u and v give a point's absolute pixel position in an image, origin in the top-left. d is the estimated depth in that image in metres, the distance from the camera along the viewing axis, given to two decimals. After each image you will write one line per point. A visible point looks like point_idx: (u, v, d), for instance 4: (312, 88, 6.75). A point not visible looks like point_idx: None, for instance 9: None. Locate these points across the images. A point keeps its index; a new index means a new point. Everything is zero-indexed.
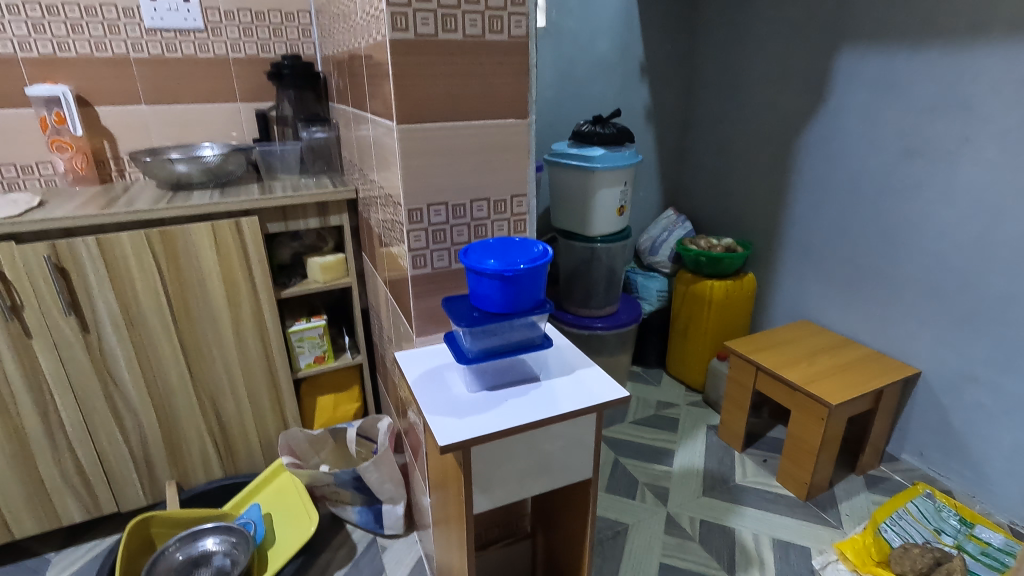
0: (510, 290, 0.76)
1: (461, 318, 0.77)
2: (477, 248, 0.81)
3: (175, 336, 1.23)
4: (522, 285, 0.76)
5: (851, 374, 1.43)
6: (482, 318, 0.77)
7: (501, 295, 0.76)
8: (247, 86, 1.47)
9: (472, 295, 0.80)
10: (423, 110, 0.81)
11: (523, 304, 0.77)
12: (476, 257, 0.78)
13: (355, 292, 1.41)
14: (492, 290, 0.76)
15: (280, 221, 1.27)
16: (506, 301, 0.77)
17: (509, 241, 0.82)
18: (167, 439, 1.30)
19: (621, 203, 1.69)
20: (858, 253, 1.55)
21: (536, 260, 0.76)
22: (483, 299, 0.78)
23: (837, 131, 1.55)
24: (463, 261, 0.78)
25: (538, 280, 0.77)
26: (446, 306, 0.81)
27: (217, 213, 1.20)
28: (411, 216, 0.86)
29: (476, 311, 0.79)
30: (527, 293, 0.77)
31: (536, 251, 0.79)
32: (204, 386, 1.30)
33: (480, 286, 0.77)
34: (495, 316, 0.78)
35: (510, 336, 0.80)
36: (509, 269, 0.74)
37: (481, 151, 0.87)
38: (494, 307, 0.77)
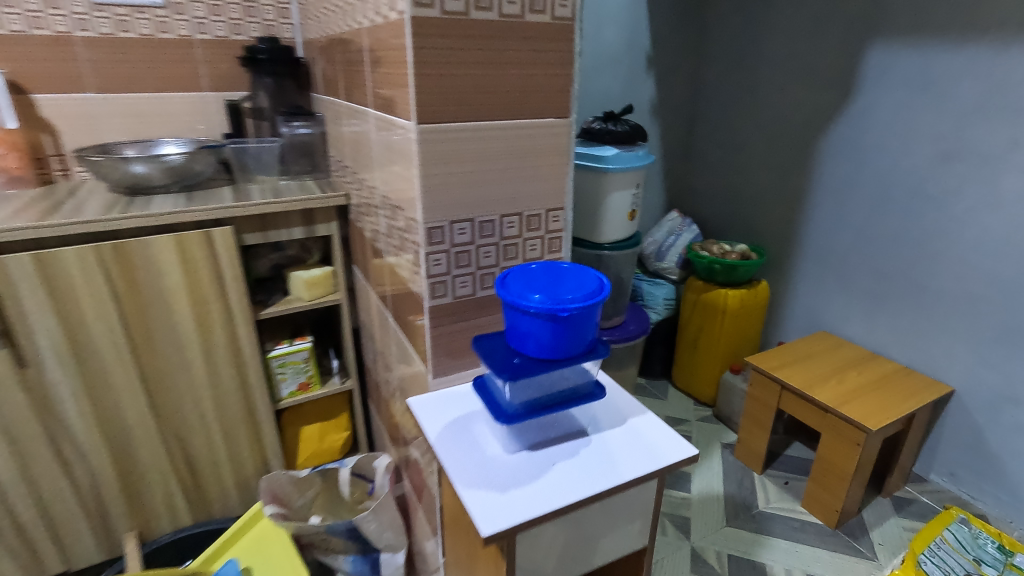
0: (561, 333, 0.61)
1: (500, 367, 0.62)
2: (516, 278, 0.66)
3: (133, 366, 1.05)
4: (577, 326, 0.61)
5: (884, 392, 1.33)
6: (526, 367, 0.62)
7: (549, 338, 0.61)
8: (216, 74, 1.28)
9: (509, 335, 0.65)
10: (447, 106, 0.66)
11: (576, 348, 0.63)
12: (517, 290, 0.63)
13: (345, 309, 1.24)
14: (539, 332, 0.61)
15: (259, 232, 1.09)
16: (556, 345, 0.62)
17: (555, 269, 0.68)
18: (125, 485, 1.11)
19: (633, 207, 1.55)
20: (885, 263, 1.45)
21: (593, 294, 0.62)
22: (527, 343, 0.63)
23: (865, 133, 1.45)
24: (500, 295, 0.62)
25: (594, 319, 0.63)
26: (478, 350, 0.65)
27: (184, 223, 1.02)
28: (430, 235, 0.70)
29: (516, 357, 0.64)
30: (582, 335, 0.63)
31: (592, 282, 0.64)
32: (169, 422, 1.11)
33: (523, 327, 0.62)
34: (541, 363, 0.63)
35: (559, 386, 0.66)
36: (564, 307, 0.59)
37: (515, 156, 0.72)
38: (540, 352, 0.63)
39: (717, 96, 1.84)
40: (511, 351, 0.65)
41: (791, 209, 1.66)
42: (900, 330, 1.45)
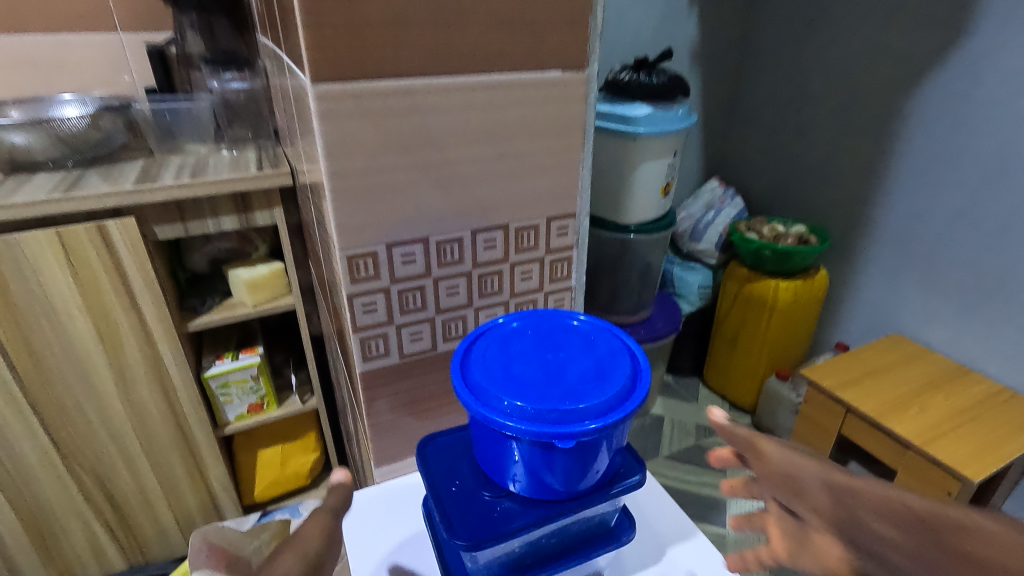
0: (559, 463, 0.39)
1: (455, 519, 0.40)
2: (492, 356, 0.43)
3: (19, 397, 0.82)
4: (584, 453, 0.39)
5: (983, 425, 1.04)
6: (498, 518, 0.41)
7: (536, 472, 0.40)
8: (130, 8, 0.99)
9: (479, 453, 0.44)
10: (359, 48, 0.37)
11: (584, 482, 0.41)
12: (492, 382, 0.41)
13: (300, 315, 0.99)
14: (522, 460, 0.40)
15: (175, 223, 0.83)
16: (548, 482, 0.40)
17: (557, 338, 0.45)
18: (33, 531, 0.91)
19: (668, 180, 1.23)
20: (986, 259, 1.13)
21: (615, 402, 0.39)
22: (504, 473, 0.42)
23: (975, 86, 1.10)
24: (458, 397, 0.40)
25: (616, 436, 0.40)
26: (425, 478, 0.44)
27: (66, 215, 0.76)
28: (353, 268, 0.45)
29: (486, 491, 0.43)
30: (592, 465, 0.40)
31: (615, 373, 0.41)
32: (79, 460, 0.89)
33: (496, 447, 0.41)
34: (525, 505, 0.42)
35: (557, 531, 0.43)
36: (560, 434, 0.37)
37: (490, 136, 0.44)
38: (526, 488, 0.41)
39: (773, 37, 1.48)
40: (481, 476, 0.44)
41: (861, 183, 1.33)
42: (1001, 343, 1.14)
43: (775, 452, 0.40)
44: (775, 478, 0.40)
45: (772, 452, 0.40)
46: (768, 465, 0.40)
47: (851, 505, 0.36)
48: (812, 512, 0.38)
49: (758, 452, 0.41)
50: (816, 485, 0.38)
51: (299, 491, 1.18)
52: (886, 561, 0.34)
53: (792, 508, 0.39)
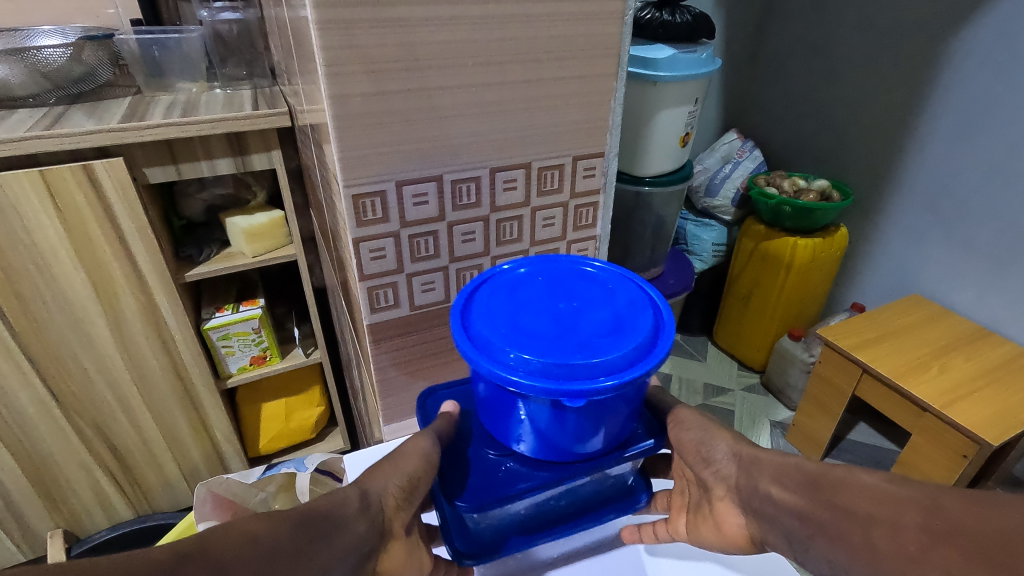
0: (567, 426, 0.39)
1: (459, 483, 0.42)
2: (498, 305, 0.41)
3: (13, 346, 0.79)
4: (592, 414, 0.39)
5: (1003, 388, 1.02)
6: (502, 478, 0.42)
7: (541, 436, 0.40)
8: None
9: (483, 413, 0.44)
10: None
11: (592, 446, 0.41)
12: (497, 333, 0.38)
13: (301, 266, 0.95)
14: (528, 423, 0.40)
15: (167, 165, 0.78)
16: (552, 445, 0.41)
17: (569, 287, 0.42)
18: (36, 481, 0.90)
19: (687, 130, 1.16)
20: (1016, 216, 1.07)
21: (631, 359, 0.37)
22: (508, 431, 0.42)
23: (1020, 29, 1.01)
24: (458, 347, 0.38)
25: (627, 395, 0.39)
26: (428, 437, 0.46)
27: (49, 155, 0.71)
28: (360, 209, 0.40)
29: (490, 450, 0.44)
30: (599, 431, 0.41)
31: (635, 327, 0.39)
32: (80, 411, 0.87)
33: (502, 407, 0.41)
34: (531, 467, 0.43)
35: (564, 494, 0.48)
36: (570, 394, 0.35)
37: (511, 58, 0.39)
38: (532, 450, 0.42)
39: None
40: (484, 435, 0.46)
41: (889, 136, 1.26)
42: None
43: (689, 420, 0.47)
44: (689, 448, 0.46)
45: (689, 419, 0.48)
46: (684, 438, 0.47)
47: (752, 471, 0.42)
48: (717, 478, 0.44)
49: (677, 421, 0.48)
50: (720, 455, 0.45)
51: (304, 445, 1.18)
52: (776, 518, 0.40)
53: (702, 478, 0.46)
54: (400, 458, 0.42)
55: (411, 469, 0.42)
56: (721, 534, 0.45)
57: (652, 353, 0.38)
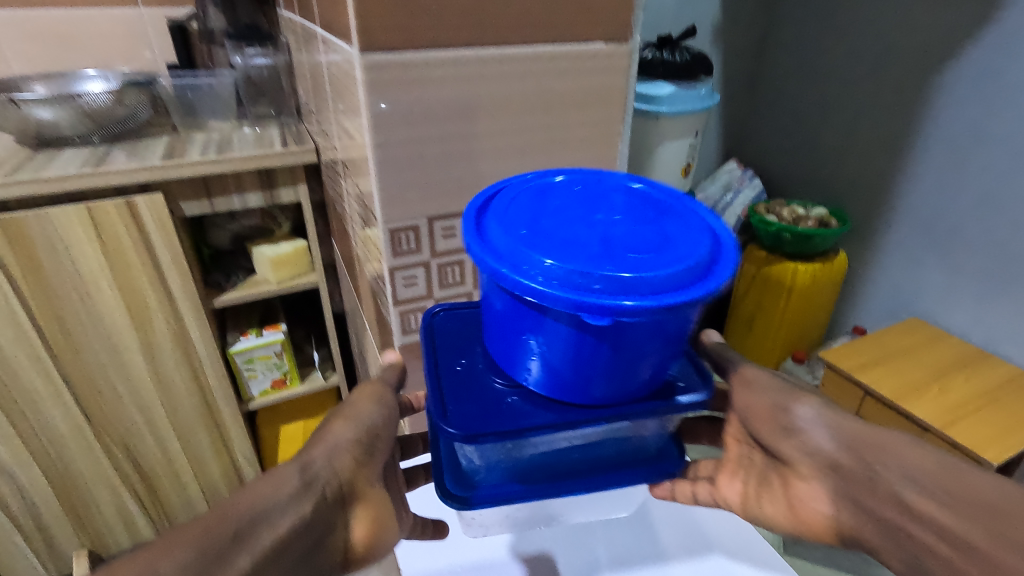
0: (585, 353, 0.34)
1: (452, 407, 0.37)
2: (519, 209, 0.36)
3: (52, 369, 0.83)
4: (620, 347, 0.33)
5: (1003, 408, 1.04)
6: (505, 411, 0.37)
7: (551, 362, 0.35)
8: None
9: (492, 339, 0.40)
10: (403, 15, 0.37)
11: (616, 387, 0.36)
12: (514, 234, 0.34)
13: (323, 293, 0.99)
14: (538, 349, 0.35)
15: (202, 200, 0.83)
16: (565, 377, 0.36)
17: (607, 199, 0.37)
18: (65, 501, 0.93)
19: (689, 160, 1.22)
20: (1011, 240, 1.10)
21: (676, 281, 0.31)
22: (517, 356, 0.37)
23: (1005, 65, 1.06)
24: (468, 248, 0.34)
25: (668, 331, 0.34)
26: (429, 358, 0.42)
27: (96, 190, 0.76)
28: (396, 242, 0.45)
29: (497, 378, 0.40)
30: (631, 371, 0.35)
31: (682, 248, 0.33)
32: (111, 432, 0.91)
33: (511, 330, 0.36)
34: (540, 405, 0.37)
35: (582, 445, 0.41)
36: (590, 309, 0.30)
37: (528, 111, 0.44)
38: (544, 384, 0.37)
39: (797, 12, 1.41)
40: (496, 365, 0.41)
41: (884, 163, 1.30)
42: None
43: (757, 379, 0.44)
44: (762, 412, 0.42)
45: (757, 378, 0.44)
46: (753, 401, 0.43)
47: (859, 453, 0.38)
48: (802, 450, 0.41)
49: (743, 380, 0.44)
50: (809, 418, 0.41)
51: None
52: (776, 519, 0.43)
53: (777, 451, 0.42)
54: (357, 406, 0.44)
55: (367, 420, 0.43)
56: (795, 515, 0.42)
57: (706, 278, 0.32)
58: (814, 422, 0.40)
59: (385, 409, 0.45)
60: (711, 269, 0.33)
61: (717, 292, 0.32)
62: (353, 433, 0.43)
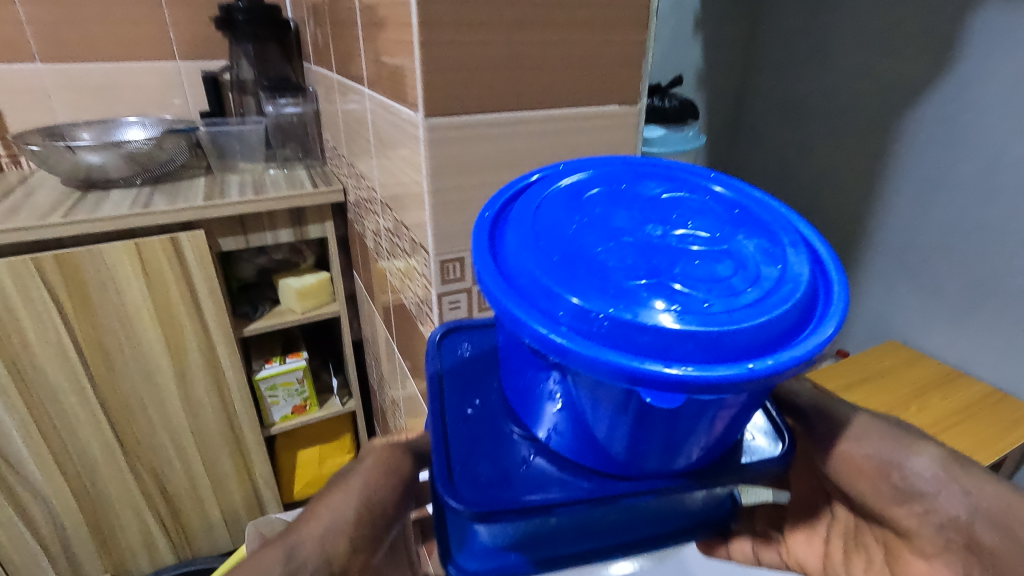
0: (619, 423, 0.31)
1: (461, 473, 0.36)
2: (546, 224, 0.34)
3: (92, 397, 0.88)
4: (676, 418, 0.30)
5: None
6: (525, 477, 0.36)
7: (582, 425, 0.33)
8: (188, 37, 1.06)
9: (513, 387, 0.38)
10: (461, 87, 0.45)
11: (660, 459, 0.33)
12: (538, 270, 0.31)
13: (343, 322, 1.06)
14: (565, 408, 0.33)
15: (237, 236, 0.90)
16: (598, 443, 0.33)
17: (659, 211, 0.35)
18: (93, 526, 0.97)
19: None
20: (982, 270, 1.06)
21: (745, 347, 0.28)
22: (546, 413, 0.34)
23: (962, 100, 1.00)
24: (479, 280, 0.32)
25: (738, 398, 0.30)
26: (437, 402, 0.41)
27: (143, 229, 0.83)
28: (445, 271, 0.52)
29: (516, 430, 0.39)
30: (685, 441, 0.32)
31: (760, 296, 0.30)
32: (141, 458, 0.96)
33: (535, 384, 0.34)
34: (566, 471, 0.36)
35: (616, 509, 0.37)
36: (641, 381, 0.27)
37: (559, 160, 0.52)
38: (575, 448, 0.35)
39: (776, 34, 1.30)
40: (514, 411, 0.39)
41: (852, 198, 1.24)
42: (1002, 355, 1.08)
43: (862, 427, 0.39)
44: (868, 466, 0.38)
45: (854, 423, 0.39)
46: (855, 454, 0.38)
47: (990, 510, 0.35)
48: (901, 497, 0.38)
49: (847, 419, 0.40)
50: (925, 473, 0.36)
51: None
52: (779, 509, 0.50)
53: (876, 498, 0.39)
54: (366, 471, 0.40)
55: (365, 489, 0.39)
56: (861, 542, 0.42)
57: (789, 341, 0.29)
58: (936, 483, 0.36)
59: (397, 480, 0.41)
60: (794, 330, 0.29)
61: (816, 358, 0.28)
62: (351, 508, 0.39)
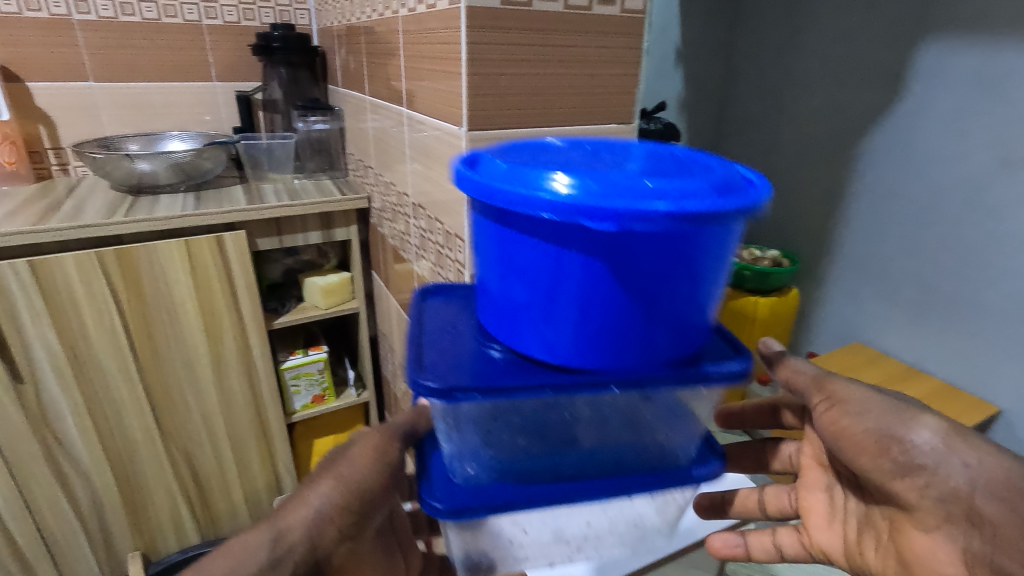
0: (578, 296, 0.34)
1: (429, 366, 0.38)
2: (521, 155, 0.39)
3: (138, 383, 0.97)
4: (628, 282, 0.33)
5: None
6: (493, 372, 0.38)
7: (544, 311, 0.35)
8: (226, 62, 1.18)
9: (486, 308, 0.41)
10: (496, 108, 0.58)
11: (622, 343, 0.35)
12: (505, 168, 0.35)
13: (361, 318, 1.17)
14: (530, 299, 0.35)
15: (273, 236, 1.01)
16: (563, 331, 0.35)
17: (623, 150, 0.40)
18: (128, 504, 1.05)
19: None
20: (936, 278, 1.08)
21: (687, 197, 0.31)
22: (511, 312, 0.37)
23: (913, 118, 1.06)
24: (455, 176, 0.36)
25: (688, 268, 0.33)
26: (418, 326, 0.44)
27: (193, 228, 0.93)
28: None
29: (492, 345, 0.40)
30: (644, 323, 0.34)
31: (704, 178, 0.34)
32: (176, 439, 1.04)
33: (505, 286, 0.37)
34: (534, 368, 0.38)
35: (598, 461, 0.42)
36: (588, 215, 0.30)
37: None
38: (542, 347, 0.37)
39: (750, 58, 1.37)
40: (486, 333, 0.42)
41: (817, 219, 1.28)
42: (961, 358, 1.07)
43: (861, 404, 0.42)
44: (867, 444, 0.41)
45: (852, 399, 0.42)
46: (852, 429, 0.42)
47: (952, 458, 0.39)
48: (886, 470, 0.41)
49: (830, 397, 0.43)
50: (925, 446, 0.39)
51: None
52: None
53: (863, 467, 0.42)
54: (352, 459, 0.42)
55: (360, 474, 0.41)
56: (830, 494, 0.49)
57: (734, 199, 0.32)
58: (937, 454, 0.39)
59: (384, 466, 0.42)
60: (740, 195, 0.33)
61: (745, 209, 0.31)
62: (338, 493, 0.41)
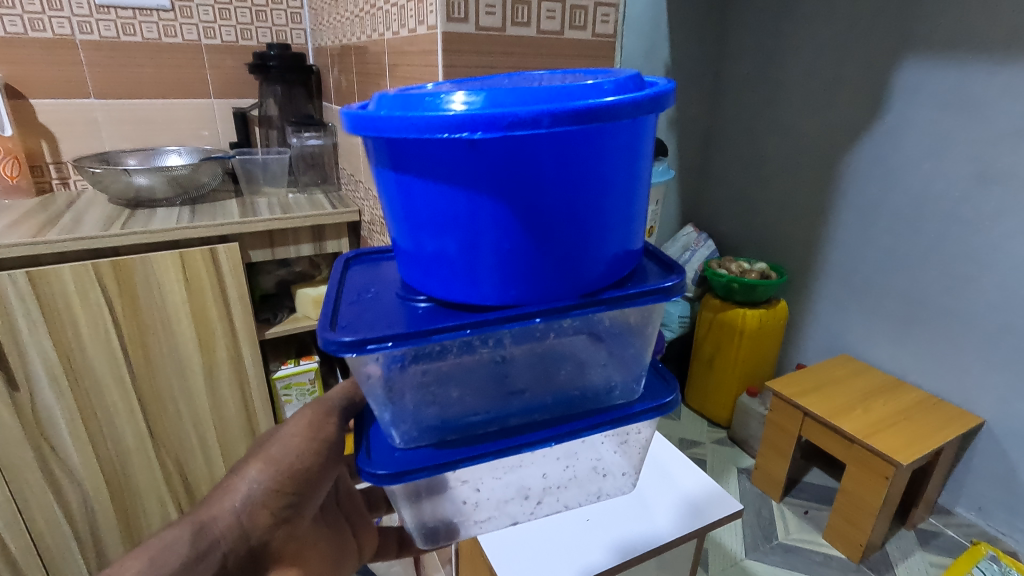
0: (491, 218, 0.33)
1: (346, 326, 0.37)
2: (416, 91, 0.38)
3: (131, 389, 0.99)
4: (540, 198, 0.33)
5: None
6: (417, 320, 0.37)
7: (460, 245, 0.35)
8: (223, 79, 1.22)
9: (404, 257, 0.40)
10: None
11: (545, 267, 0.35)
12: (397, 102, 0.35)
13: None
14: (445, 235, 0.35)
15: (266, 248, 1.04)
16: (483, 262, 0.35)
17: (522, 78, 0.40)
18: (119, 510, 1.06)
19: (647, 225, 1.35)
20: (916, 291, 1.07)
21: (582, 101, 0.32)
22: (427, 255, 0.37)
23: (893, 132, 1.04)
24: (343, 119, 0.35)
25: (598, 177, 0.34)
26: (337, 292, 0.43)
27: (187, 240, 0.96)
28: None
29: (415, 297, 0.40)
30: (566, 244, 0.35)
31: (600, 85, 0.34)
32: (167, 446, 1.06)
33: (416, 227, 0.36)
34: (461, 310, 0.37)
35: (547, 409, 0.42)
36: (485, 126, 0.30)
37: None
38: (464, 285, 0.36)
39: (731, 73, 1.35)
40: (409, 288, 0.41)
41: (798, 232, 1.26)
42: (941, 366, 1.07)
43: None
44: None
45: None
46: None
47: None
48: None
49: None
50: None
51: None
52: None
53: None
54: (285, 439, 0.45)
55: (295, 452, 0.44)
56: None
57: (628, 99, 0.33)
58: None
59: (319, 445, 0.45)
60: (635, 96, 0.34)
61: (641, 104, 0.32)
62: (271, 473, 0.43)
